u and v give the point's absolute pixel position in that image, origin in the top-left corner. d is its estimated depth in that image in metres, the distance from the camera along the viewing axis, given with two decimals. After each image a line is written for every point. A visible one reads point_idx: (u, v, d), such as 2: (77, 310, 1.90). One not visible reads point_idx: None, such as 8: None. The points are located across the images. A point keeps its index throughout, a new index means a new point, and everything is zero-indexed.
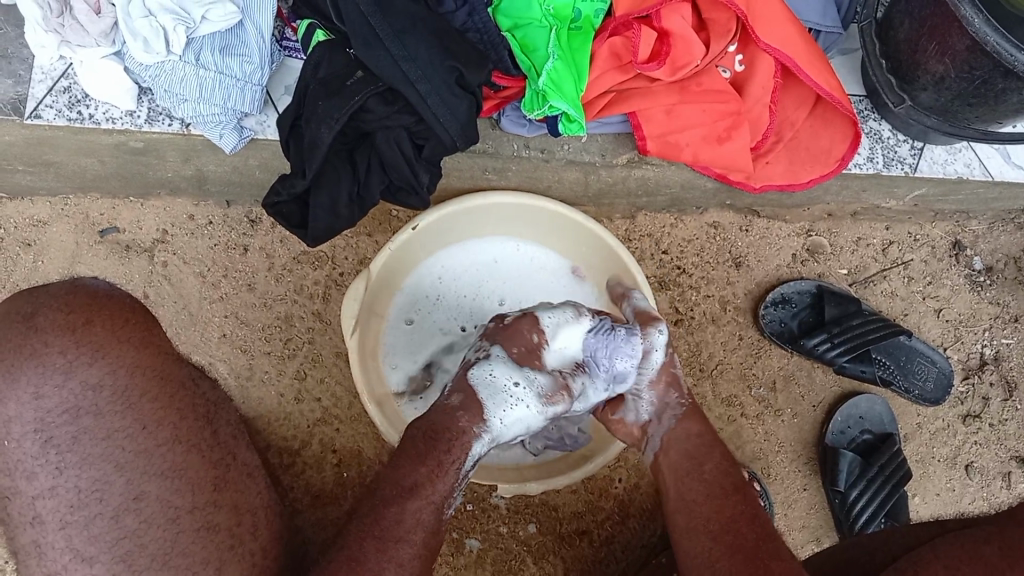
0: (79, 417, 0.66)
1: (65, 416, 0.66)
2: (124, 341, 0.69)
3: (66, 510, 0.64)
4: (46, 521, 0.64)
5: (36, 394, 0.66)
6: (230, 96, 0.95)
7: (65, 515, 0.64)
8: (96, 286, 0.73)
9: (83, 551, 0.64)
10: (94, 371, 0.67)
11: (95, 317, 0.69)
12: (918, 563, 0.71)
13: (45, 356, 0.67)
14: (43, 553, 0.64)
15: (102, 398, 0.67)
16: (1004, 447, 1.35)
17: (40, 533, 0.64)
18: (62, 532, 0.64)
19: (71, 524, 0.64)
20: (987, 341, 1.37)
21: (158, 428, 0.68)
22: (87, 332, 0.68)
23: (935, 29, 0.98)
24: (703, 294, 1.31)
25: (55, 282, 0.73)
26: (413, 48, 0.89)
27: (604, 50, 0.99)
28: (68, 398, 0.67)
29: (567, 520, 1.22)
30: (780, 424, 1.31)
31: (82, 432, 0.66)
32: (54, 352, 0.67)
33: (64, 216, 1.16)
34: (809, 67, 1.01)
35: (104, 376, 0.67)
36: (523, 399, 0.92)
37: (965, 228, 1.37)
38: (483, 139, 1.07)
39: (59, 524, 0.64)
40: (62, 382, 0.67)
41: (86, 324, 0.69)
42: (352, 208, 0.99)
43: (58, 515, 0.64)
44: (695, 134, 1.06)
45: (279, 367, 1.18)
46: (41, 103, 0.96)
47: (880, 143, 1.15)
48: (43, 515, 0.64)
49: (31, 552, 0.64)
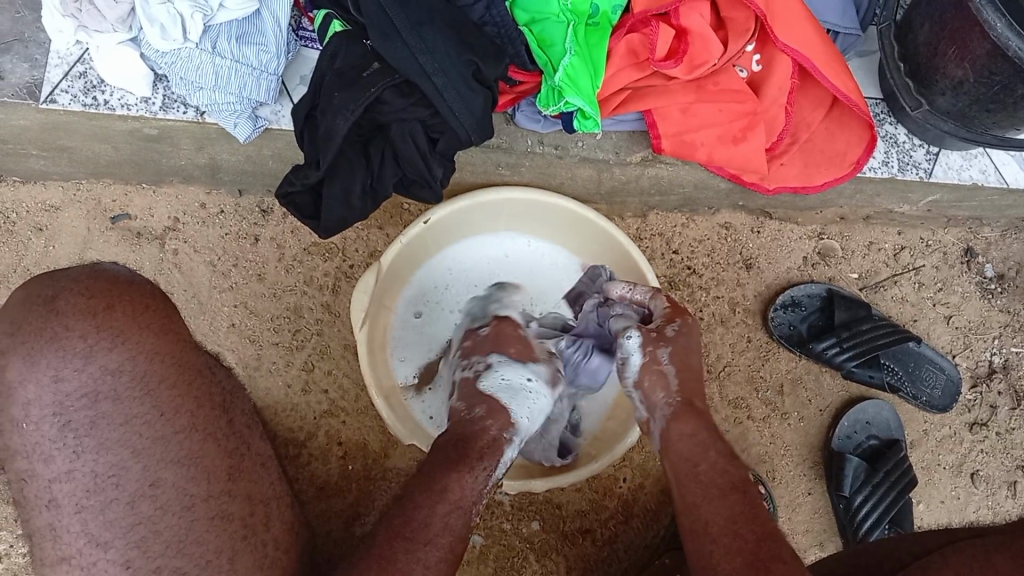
0: (98, 401, 0.65)
1: (84, 401, 0.65)
2: (144, 327, 0.69)
3: (83, 494, 0.63)
4: (62, 504, 0.63)
5: (56, 377, 0.65)
6: (246, 85, 0.95)
7: (81, 499, 0.63)
8: (116, 270, 0.72)
9: (97, 536, 0.63)
10: (114, 356, 0.67)
11: (116, 302, 0.69)
12: (927, 568, 0.71)
13: (65, 340, 0.66)
14: (58, 536, 0.63)
15: (120, 382, 0.66)
16: (1011, 456, 1.35)
17: (55, 516, 0.63)
18: (77, 516, 0.63)
19: (87, 509, 0.63)
20: (996, 349, 1.36)
21: (175, 416, 0.67)
22: (108, 317, 0.68)
23: (955, 33, 0.98)
24: (713, 295, 1.31)
25: (74, 266, 0.72)
26: (430, 41, 0.88)
27: (621, 46, 0.98)
28: (87, 382, 0.66)
29: (571, 518, 1.22)
30: (787, 428, 1.31)
31: (101, 417, 0.65)
32: (75, 335, 0.66)
33: (76, 202, 1.16)
34: (827, 68, 1.00)
35: (124, 360, 0.67)
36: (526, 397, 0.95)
37: (977, 235, 1.36)
38: (498, 134, 1.07)
39: (75, 507, 0.63)
40: (81, 366, 0.66)
41: (106, 308, 0.68)
42: (365, 200, 0.99)
43: (74, 499, 0.63)
44: (710, 133, 1.05)
45: (287, 358, 1.18)
46: (56, 88, 0.96)
47: (895, 147, 1.15)
48: (59, 499, 0.63)
49: (46, 535, 0.63)
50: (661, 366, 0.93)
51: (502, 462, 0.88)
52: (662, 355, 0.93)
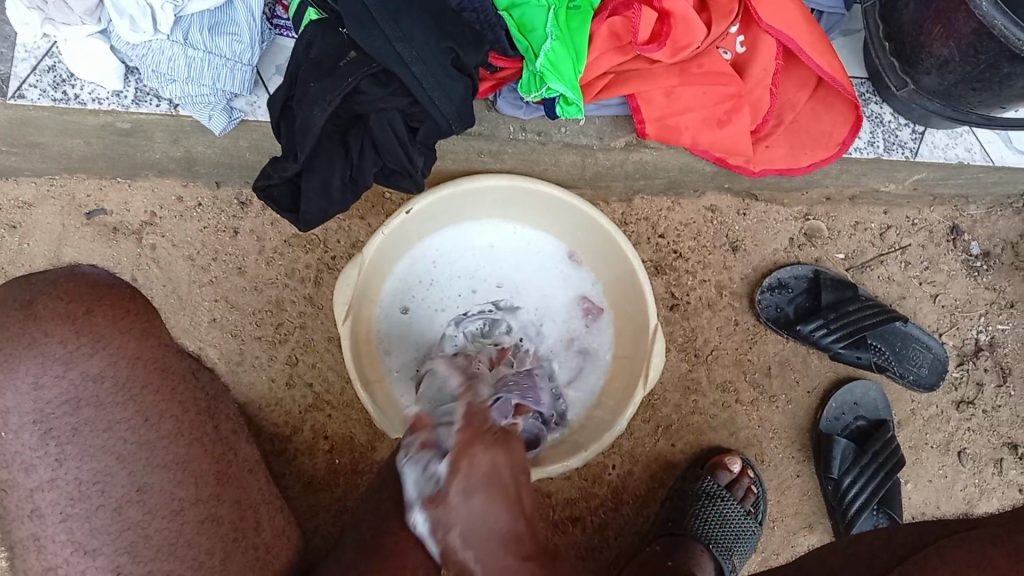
0: (80, 408, 0.64)
1: (65, 407, 0.63)
2: (125, 331, 0.67)
3: (67, 502, 0.61)
4: (45, 514, 0.61)
5: (36, 384, 0.63)
6: (220, 76, 0.93)
7: (64, 507, 0.61)
8: (96, 274, 0.70)
9: (85, 544, 0.61)
10: (95, 362, 0.65)
11: (96, 307, 0.67)
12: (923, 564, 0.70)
13: (44, 346, 0.64)
14: (42, 547, 0.61)
15: (103, 388, 0.65)
16: (998, 433, 1.35)
17: (39, 527, 0.61)
18: (62, 525, 0.61)
19: (72, 517, 0.61)
20: (983, 327, 1.36)
21: (160, 420, 0.65)
22: (88, 322, 0.66)
23: (940, 12, 0.97)
24: (699, 279, 1.30)
25: (53, 269, 0.70)
26: (407, 28, 0.86)
27: (603, 30, 0.96)
28: (68, 389, 0.64)
29: (560, 506, 1.23)
30: (775, 410, 1.31)
31: (84, 423, 0.63)
32: (55, 341, 0.65)
33: (50, 198, 1.14)
34: (812, 49, 0.99)
35: (106, 366, 0.65)
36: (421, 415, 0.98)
37: (963, 213, 1.36)
38: (479, 122, 1.05)
39: (59, 516, 0.61)
40: (62, 372, 0.64)
41: (86, 313, 0.66)
42: (345, 191, 0.97)
43: (58, 508, 0.61)
44: (694, 117, 1.04)
45: (270, 352, 1.16)
46: (24, 83, 0.94)
47: (880, 127, 1.14)
48: (42, 508, 0.61)
49: (29, 547, 0.61)
50: (455, 552, 0.77)
51: None
52: (451, 538, 0.77)
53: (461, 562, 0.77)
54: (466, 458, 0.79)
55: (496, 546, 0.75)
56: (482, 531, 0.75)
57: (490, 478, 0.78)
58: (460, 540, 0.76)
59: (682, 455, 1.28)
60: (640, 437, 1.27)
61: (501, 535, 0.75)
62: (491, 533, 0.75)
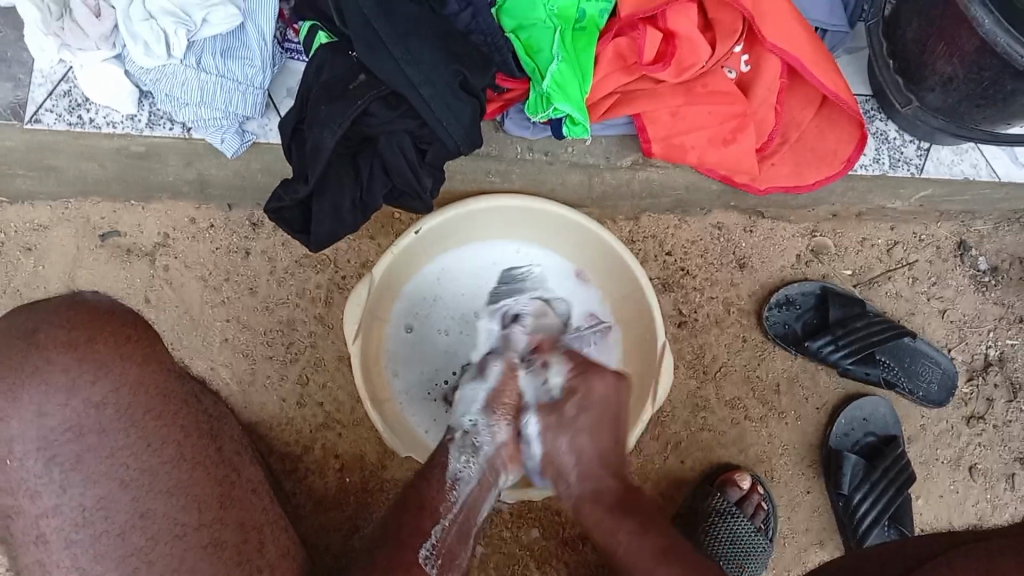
0: (82, 435, 0.64)
1: (67, 435, 0.63)
2: (126, 357, 0.67)
3: (71, 528, 0.62)
4: (50, 540, 0.62)
5: (39, 412, 0.63)
6: (232, 100, 0.94)
7: (69, 533, 0.62)
8: (96, 299, 0.70)
9: (88, 570, 0.62)
10: (97, 389, 0.65)
11: (98, 334, 0.67)
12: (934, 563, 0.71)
13: (47, 374, 0.64)
14: (48, 572, 0.62)
15: (106, 415, 0.65)
16: (1008, 449, 1.34)
17: (44, 553, 0.62)
18: (67, 551, 0.62)
19: (76, 543, 0.62)
20: (992, 342, 1.36)
21: (162, 446, 0.66)
22: (90, 349, 0.66)
23: (943, 30, 0.98)
24: (707, 296, 1.31)
25: (53, 297, 0.70)
26: (417, 52, 0.88)
27: (609, 51, 0.98)
28: (71, 416, 0.64)
29: (570, 524, 1.22)
30: (784, 427, 1.31)
31: (86, 450, 0.64)
32: (56, 369, 0.64)
33: (65, 221, 1.15)
34: (816, 68, 1.00)
35: (107, 393, 0.65)
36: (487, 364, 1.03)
37: (971, 228, 1.36)
38: (487, 142, 1.07)
39: (64, 542, 0.62)
40: (64, 401, 0.64)
41: (89, 340, 0.66)
42: (355, 214, 0.98)
43: (63, 534, 0.62)
44: (700, 136, 1.05)
45: (282, 371, 1.17)
46: (41, 108, 0.96)
47: (886, 144, 1.15)
48: (47, 535, 0.62)
49: (36, 571, 0.63)
50: (561, 455, 0.92)
51: (450, 471, 0.93)
52: (560, 444, 0.92)
53: (560, 468, 0.93)
54: (585, 382, 0.94)
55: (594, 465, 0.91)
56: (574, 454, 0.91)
57: (605, 405, 0.93)
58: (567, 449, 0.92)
59: (693, 472, 1.29)
60: (650, 454, 1.27)
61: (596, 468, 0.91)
62: (597, 451, 0.91)
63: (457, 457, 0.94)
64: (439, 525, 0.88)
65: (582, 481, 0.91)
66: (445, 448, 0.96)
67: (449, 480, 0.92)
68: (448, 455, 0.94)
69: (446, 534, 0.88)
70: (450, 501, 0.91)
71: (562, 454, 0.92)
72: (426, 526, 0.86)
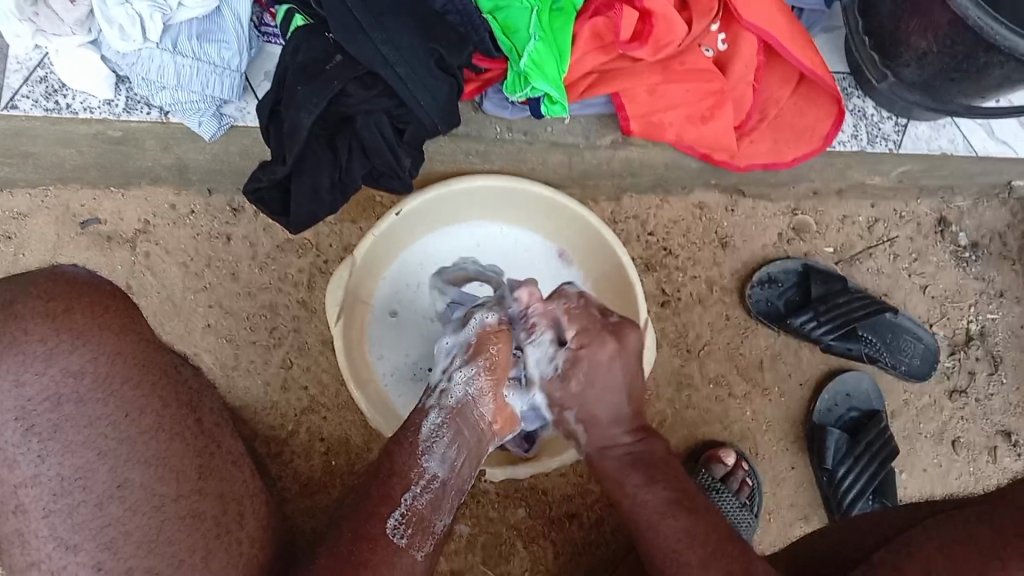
0: (59, 404, 0.64)
1: (46, 403, 0.64)
2: (103, 327, 0.68)
3: (49, 498, 0.61)
4: (29, 509, 0.61)
5: (18, 381, 0.64)
6: (210, 84, 0.94)
7: (47, 503, 0.61)
8: (75, 273, 0.71)
9: (67, 539, 0.61)
10: (74, 358, 0.66)
11: (75, 304, 0.68)
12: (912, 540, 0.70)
13: (24, 345, 0.65)
14: (26, 542, 0.61)
15: (83, 384, 0.65)
16: (990, 422, 1.36)
17: (23, 522, 0.61)
18: (45, 520, 0.61)
19: (54, 512, 0.61)
20: (973, 317, 1.37)
21: (141, 415, 0.65)
22: (68, 319, 0.67)
23: (917, 4, 0.98)
24: (690, 275, 1.31)
25: (35, 269, 0.71)
26: (391, 32, 0.88)
27: (586, 30, 0.98)
28: (49, 385, 0.64)
29: (557, 504, 1.23)
30: (768, 403, 1.32)
31: (64, 419, 0.63)
32: (33, 340, 0.65)
33: (44, 208, 1.15)
34: (792, 43, 1.01)
35: (86, 362, 0.66)
36: (461, 328, 1.01)
37: (950, 205, 1.37)
38: (465, 123, 1.07)
39: (42, 511, 0.61)
40: (41, 370, 0.64)
41: (65, 311, 0.67)
42: (334, 193, 0.98)
43: (41, 503, 0.61)
44: (679, 114, 1.06)
45: (265, 356, 1.17)
46: (17, 94, 0.95)
47: (864, 120, 1.15)
48: (25, 504, 0.61)
49: (14, 542, 0.61)
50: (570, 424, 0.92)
51: (424, 436, 0.87)
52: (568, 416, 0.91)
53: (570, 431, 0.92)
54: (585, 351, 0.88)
55: (627, 394, 0.89)
56: (603, 362, 0.88)
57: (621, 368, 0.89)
58: (609, 354, 0.88)
59: (677, 449, 1.30)
60: None
61: (613, 416, 0.89)
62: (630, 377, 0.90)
63: (434, 413, 0.90)
64: (409, 490, 0.82)
65: (597, 441, 0.89)
66: (421, 410, 0.90)
67: (423, 443, 0.87)
68: (425, 413, 0.90)
69: (417, 502, 0.82)
70: (421, 468, 0.85)
71: (595, 352, 0.88)
72: (395, 493, 0.81)
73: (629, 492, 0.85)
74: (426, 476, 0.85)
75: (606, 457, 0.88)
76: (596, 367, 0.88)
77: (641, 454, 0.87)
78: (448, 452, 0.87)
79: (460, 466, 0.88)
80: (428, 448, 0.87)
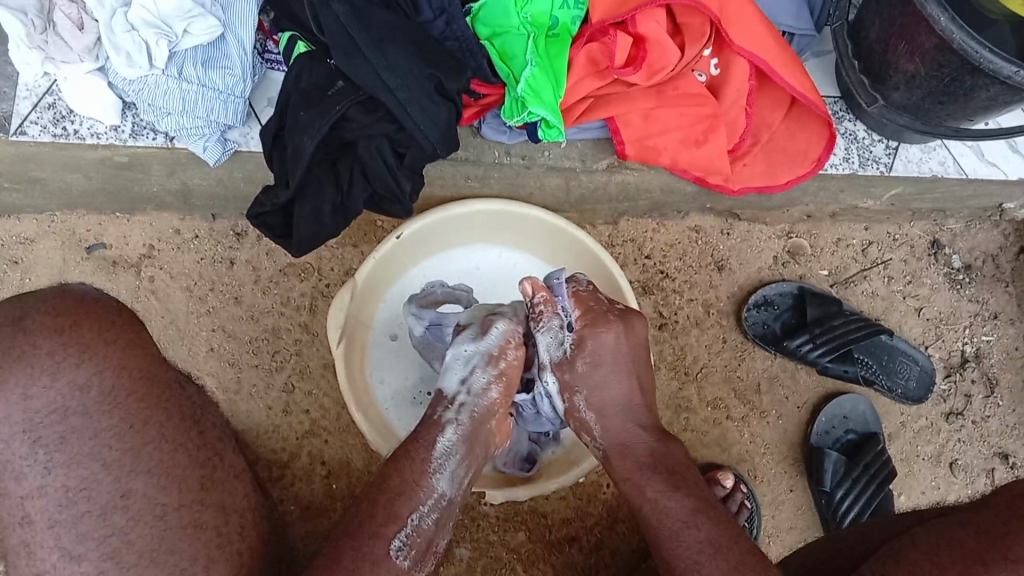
0: (67, 416, 0.65)
1: (53, 416, 0.65)
2: (110, 342, 0.69)
3: (56, 508, 0.63)
4: (35, 521, 0.63)
5: (25, 394, 0.65)
6: (214, 108, 0.97)
7: (53, 513, 0.63)
8: (83, 291, 0.72)
9: (71, 550, 0.63)
10: (82, 372, 0.67)
11: (83, 319, 0.69)
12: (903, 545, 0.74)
13: (33, 359, 0.66)
14: (31, 553, 0.63)
15: (89, 398, 0.66)
16: (988, 444, 1.36)
17: (28, 533, 0.63)
18: (51, 530, 0.63)
19: (60, 523, 0.63)
20: (968, 339, 1.39)
21: (146, 427, 0.67)
22: (75, 334, 0.68)
23: (904, 29, 1.01)
24: (687, 298, 1.33)
25: (45, 287, 0.72)
26: (393, 58, 0.90)
27: (581, 56, 1.01)
28: (55, 399, 0.65)
29: (556, 526, 1.23)
30: (766, 426, 1.33)
31: (70, 431, 0.65)
32: (42, 353, 0.66)
33: (51, 233, 1.17)
34: (781, 68, 1.03)
35: (92, 376, 0.67)
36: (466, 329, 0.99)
37: (943, 227, 1.39)
38: (464, 147, 1.09)
39: (48, 522, 0.63)
40: (49, 383, 0.66)
41: (72, 326, 0.68)
42: (335, 217, 1.00)
43: (47, 514, 0.63)
44: (673, 137, 1.08)
45: (267, 380, 1.18)
46: (26, 120, 0.97)
47: (855, 144, 1.18)
48: (32, 515, 0.63)
49: (19, 553, 0.63)
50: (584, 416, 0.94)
51: (437, 454, 0.87)
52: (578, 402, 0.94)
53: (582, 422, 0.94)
54: (592, 337, 0.93)
55: (636, 385, 0.94)
56: (607, 345, 0.93)
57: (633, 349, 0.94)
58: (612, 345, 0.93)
59: None
60: None
61: (623, 406, 0.93)
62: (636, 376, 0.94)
63: (451, 428, 0.90)
64: (417, 511, 0.82)
65: (613, 436, 0.92)
66: (436, 423, 0.90)
67: (434, 461, 0.87)
68: (442, 428, 0.90)
69: (423, 522, 0.83)
70: (431, 486, 0.85)
71: (600, 336, 0.93)
72: (402, 514, 0.81)
73: (651, 497, 0.86)
74: (438, 494, 0.85)
75: (624, 458, 0.90)
76: (601, 355, 0.93)
77: (662, 459, 0.89)
78: (457, 470, 0.88)
79: (466, 481, 0.89)
80: (440, 466, 0.87)
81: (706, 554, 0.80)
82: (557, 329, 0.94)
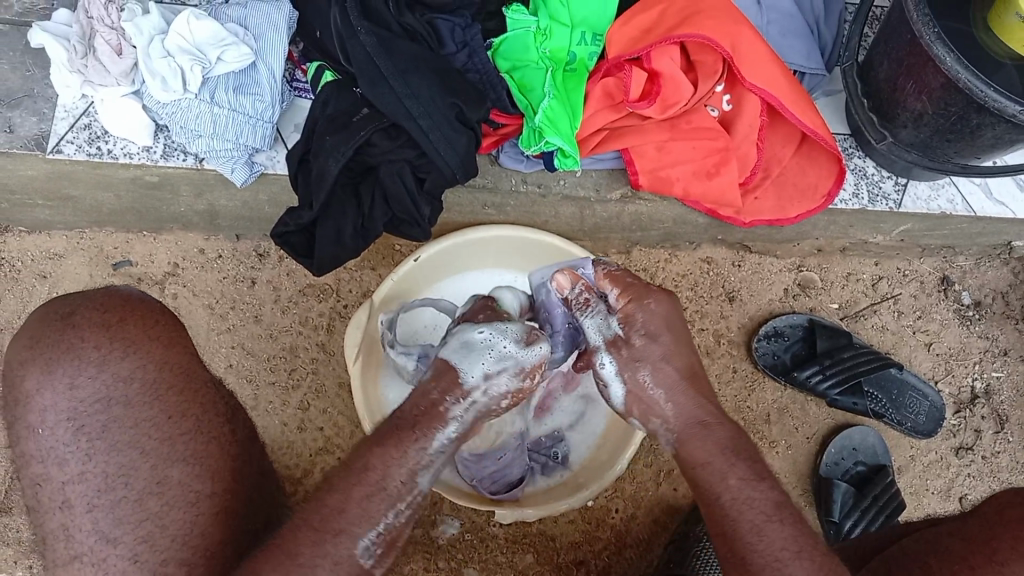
0: (110, 405, 0.71)
1: (97, 405, 0.71)
2: (154, 338, 0.75)
3: (95, 494, 0.69)
4: (75, 505, 0.68)
5: (71, 384, 0.71)
6: (243, 133, 1.00)
7: (91, 499, 0.68)
8: (128, 291, 0.79)
9: (108, 533, 0.67)
10: (126, 364, 0.73)
11: (128, 316, 0.76)
12: (892, 562, 0.78)
13: (80, 351, 0.73)
14: (70, 536, 0.68)
15: (132, 389, 0.72)
16: (998, 480, 1.36)
17: (69, 517, 0.68)
18: (88, 515, 0.68)
19: (98, 507, 0.68)
20: (977, 375, 1.40)
21: (183, 418, 0.73)
22: (121, 330, 0.74)
23: (911, 68, 1.04)
24: (697, 328, 1.35)
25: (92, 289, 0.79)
26: (416, 86, 0.94)
27: (597, 90, 1.05)
28: (100, 389, 0.72)
29: (564, 549, 1.24)
30: (775, 456, 1.33)
31: (112, 421, 0.71)
32: (89, 346, 0.73)
33: (80, 250, 1.21)
34: (794, 106, 1.05)
35: (135, 368, 0.73)
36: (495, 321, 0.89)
37: (952, 264, 1.41)
38: (483, 175, 1.12)
39: (86, 506, 0.68)
40: (95, 374, 0.72)
41: (119, 321, 0.75)
42: (357, 239, 1.03)
43: (86, 499, 0.68)
44: (685, 169, 1.11)
45: (283, 397, 1.21)
46: (62, 139, 1.01)
47: (865, 179, 1.20)
48: (72, 499, 0.68)
49: (58, 536, 0.68)
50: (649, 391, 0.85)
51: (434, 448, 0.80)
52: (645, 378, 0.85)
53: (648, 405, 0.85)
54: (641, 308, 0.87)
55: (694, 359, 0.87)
56: (659, 315, 0.86)
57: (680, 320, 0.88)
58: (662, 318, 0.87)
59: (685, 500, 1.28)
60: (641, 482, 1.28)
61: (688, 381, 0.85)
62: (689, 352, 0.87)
63: (454, 426, 0.82)
64: (393, 509, 0.76)
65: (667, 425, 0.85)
66: (441, 416, 0.82)
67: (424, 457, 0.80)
68: (446, 423, 0.82)
69: (398, 520, 0.77)
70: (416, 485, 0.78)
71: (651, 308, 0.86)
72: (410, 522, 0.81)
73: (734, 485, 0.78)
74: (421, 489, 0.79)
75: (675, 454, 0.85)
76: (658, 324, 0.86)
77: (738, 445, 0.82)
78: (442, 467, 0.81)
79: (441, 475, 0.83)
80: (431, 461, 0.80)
81: (790, 552, 0.74)
82: (604, 315, 0.88)
